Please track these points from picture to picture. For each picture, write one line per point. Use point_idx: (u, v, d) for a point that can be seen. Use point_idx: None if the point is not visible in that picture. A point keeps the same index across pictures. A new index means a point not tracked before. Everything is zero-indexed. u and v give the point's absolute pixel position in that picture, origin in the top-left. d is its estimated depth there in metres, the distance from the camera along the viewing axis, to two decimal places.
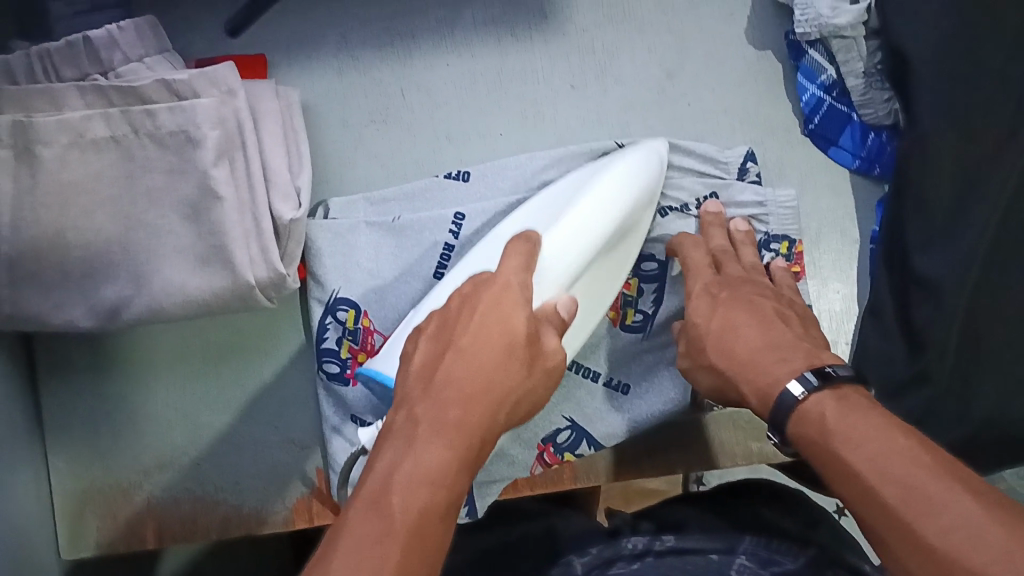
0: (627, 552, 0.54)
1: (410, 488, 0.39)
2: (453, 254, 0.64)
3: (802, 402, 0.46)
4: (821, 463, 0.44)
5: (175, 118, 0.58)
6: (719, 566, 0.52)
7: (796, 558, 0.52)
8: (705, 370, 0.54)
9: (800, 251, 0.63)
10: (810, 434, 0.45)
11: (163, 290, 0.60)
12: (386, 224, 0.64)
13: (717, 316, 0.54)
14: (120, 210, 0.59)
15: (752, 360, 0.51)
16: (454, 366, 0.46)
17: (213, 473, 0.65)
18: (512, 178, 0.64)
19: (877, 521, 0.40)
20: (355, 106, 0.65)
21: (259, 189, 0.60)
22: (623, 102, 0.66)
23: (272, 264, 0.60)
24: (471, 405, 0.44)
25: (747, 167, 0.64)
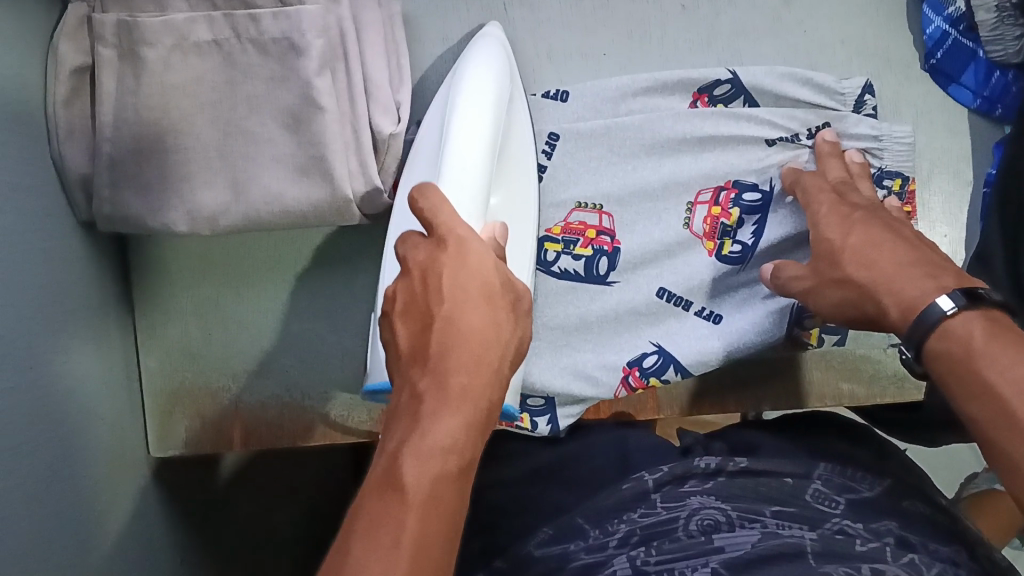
0: (698, 471, 0.53)
1: (420, 463, 0.35)
2: (547, 175, 0.63)
3: (950, 319, 0.44)
4: (963, 382, 0.43)
5: (279, 24, 0.57)
6: (793, 490, 0.51)
7: (873, 486, 0.51)
8: (829, 292, 0.52)
9: (913, 189, 0.61)
10: (953, 352, 0.44)
11: (259, 198, 0.60)
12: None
13: (850, 239, 0.52)
14: (220, 115, 0.59)
15: (895, 276, 0.48)
16: (442, 330, 0.38)
17: (301, 380, 0.65)
18: (611, 100, 0.63)
19: (1007, 441, 0.40)
20: (457, 19, 0.64)
21: (360, 102, 0.59)
22: (735, 28, 0.64)
23: (370, 178, 0.60)
24: (474, 368, 0.37)
25: (864, 99, 0.62)
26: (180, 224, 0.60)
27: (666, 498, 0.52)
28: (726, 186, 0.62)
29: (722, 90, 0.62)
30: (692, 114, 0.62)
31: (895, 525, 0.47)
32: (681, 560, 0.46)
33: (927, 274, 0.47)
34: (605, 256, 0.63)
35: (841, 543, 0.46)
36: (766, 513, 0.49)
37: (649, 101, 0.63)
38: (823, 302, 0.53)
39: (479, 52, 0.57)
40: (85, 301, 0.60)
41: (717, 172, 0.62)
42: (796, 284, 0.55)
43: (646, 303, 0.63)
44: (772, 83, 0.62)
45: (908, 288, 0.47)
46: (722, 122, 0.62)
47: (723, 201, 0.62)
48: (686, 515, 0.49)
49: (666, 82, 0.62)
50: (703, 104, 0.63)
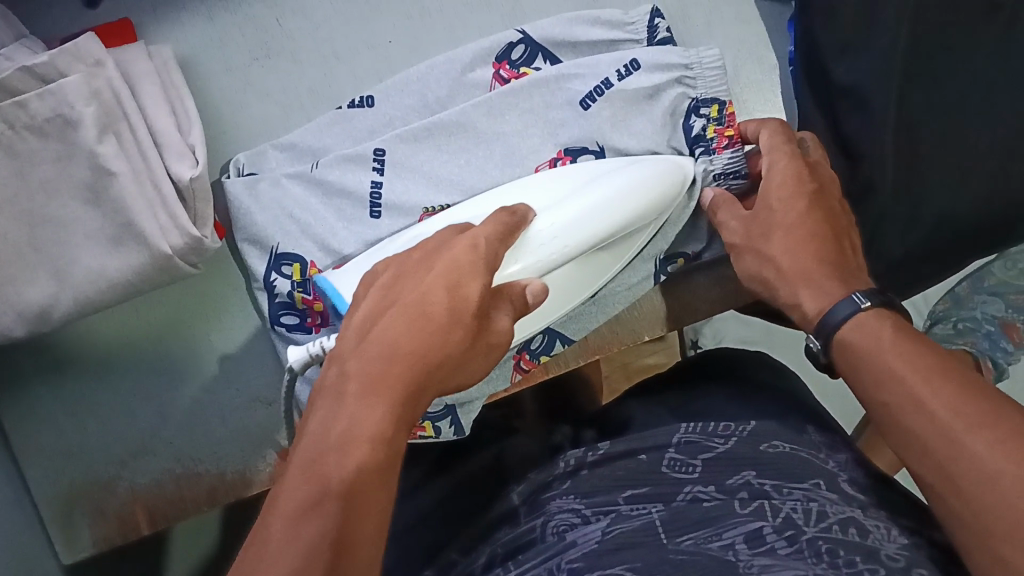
0: (561, 471, 0.58)
1: (345, 449, 0.39)
2: (383, 191, 0.61)
3: (862, 313, 0.49)
4: (856, 365, 0.48)
5: (47, 103, 0.55)
6: (650, 466, 0.55)
7: (727, 440, 0.56)
8: (756, 255, 0.55)
9: (731, 111, 0.59)
10: (864, 342, 0.48)
11: (85, 279, 0.59)
12: (308, 174, 0.61)
13: (789, 207, 0.54)
14: (19, 210, 0.56)
15: (816, 270, 0.52)
16: (404, 319, 0.44)
17: (189, 449, 0.64)
18: (416, 93, 0.62)
19: (926, 430, 0.44)
20: (235, 47, 0.63)
21: (152, 154, 0.58)
22: None
23: (186, 228, 0.58)
24: (394, 360, 0.42)
25: (656, 24, 0.61)
26: (16, 327, 0.59)
27: (530, 510, 0.55)
28: (558, 156, 0.60)
29: (517, 52, 0.62)
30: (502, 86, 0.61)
31: (751, 475, 0.52)
32: (539, 565, 0.48)
33: (828, 266, 0.52)
34: None
35: (690, 509, 0.50)
36: (619, 501, 0.53)
37: (455, 86, 0.62)
38: (749, 265, 0.56)
39: (659, 160, 0.57)
40: None
41: (546, 143, 0.60)
42: (729, 232, 0.57)
43: None
44: (563, 32, 0.61)
45: (829, 283, 0.51)
46: (533, 90, 0.60)
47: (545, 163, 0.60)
48: (543, 522, 0.53)
49: (462, 57, 0.61)
50: (506, 72, 0.62)
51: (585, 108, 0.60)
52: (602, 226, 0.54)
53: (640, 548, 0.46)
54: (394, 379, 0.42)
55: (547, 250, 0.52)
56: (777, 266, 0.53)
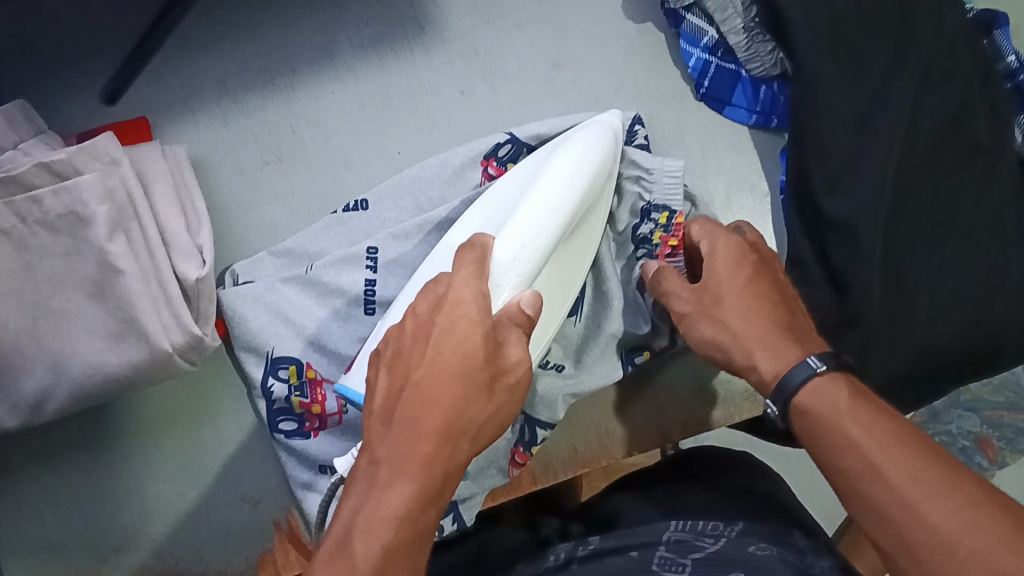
0: (551, 564, 0.57)
1: (370, 531, 0.42)
2: (377, 287, 0.62)
3: (818, 376, 0.47)
4: (814, 433, 0.47)
5: (61, 200, 0.56)
6: (641, 562, 0.55)
7: (715, 541, 0.55)
8: (711, 321, 0.53)
9: (680, 221, 0.61)
10: (821, 412, 0.46)
11: (82, 372, 0.59)
12: (303, 276, 0.62)
13: (738, 279, 0.53)
14: (24, 300, 0.57)
15: (768, 336, 0.51)
16: (423, 390, 0.44)
17: (171, 546, 0.64)
18: (409, 194, 0.63)
19: (885, 501, 0.42)
20: (247, 151, 0.65)
21: (160, 253, 0.59)
22: (514, 101, 0.65)
23: (187, 326, 0.59)
24: (425, 439, 0.43)
25: (635, 130, 0.63)
26: (9, 417, 0.59)
27: None
28: None
29: (505, 151, 0.63)
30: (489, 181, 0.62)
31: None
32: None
33: (784, 330, 0.51)
34: None
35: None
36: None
37: (445, 193, 0.63)
38: (703, 331, 0.53)
39: (587, 133, 0.57)
40: None
41: None
42: (678, 301, 0.55)
43: None
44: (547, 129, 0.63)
45: (789, 347, 0.50)
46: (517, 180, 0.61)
47: None
48: None
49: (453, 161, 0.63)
50: (494, 168, 0.63)
51: None
52: (557, 221, 0.53)
53: None
54: (428, 461, 0.43)
55: (514, 274, 0.51)
56: (735, 329, 0.52)
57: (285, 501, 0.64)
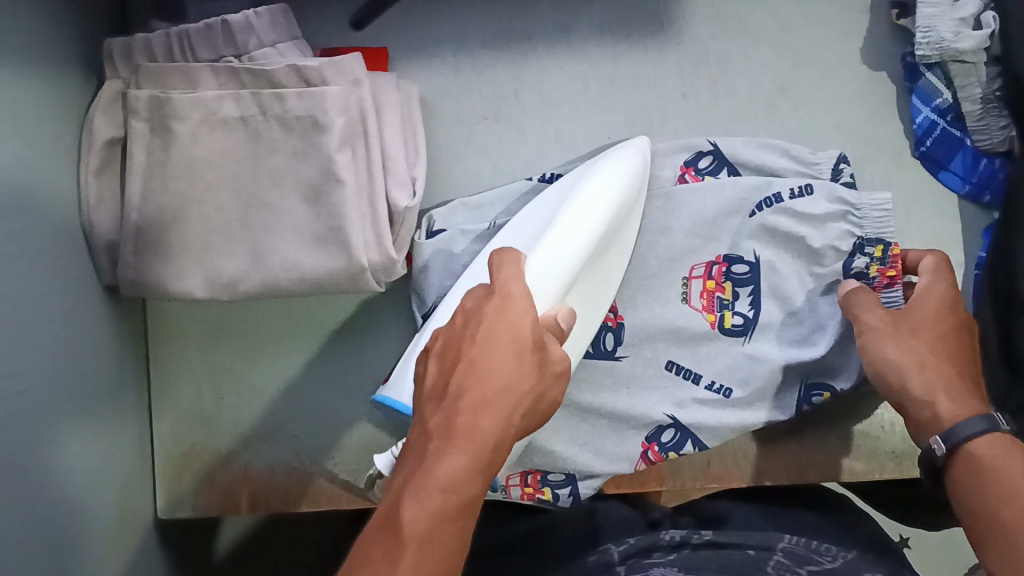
0: (665, 543, 0.58)
1: (418, 500, 0.39)
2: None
3: (975, 439, 0.50)
4: (976, 478, 0.49)
5: (304, 103, 0.60)
6: (756, 560, 0.55)
7: (833, 558, 0.55)
8: (901, 347, 0.55)
9: (897, 254, 0.60)
10: (977, 455, 0.50)
11: (279, 266, 0.62)
12: (482, 229, 0.65)
13: (941, 318, 0.56)
14: (243, 188, 0.61)
15: (941, 380, 0.53)
16: (482, 378, 0.43)
17: (309, 446, 0.67)
18: None
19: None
20: (469, 103, 0.67)
21: (378, 176, 0.62)
22: (733, 115, 0.66)
23: (386, 248, 0.62)
24: (482, 411, 0.42)
25: (841, 169, 0.63)
26: (200, 290, 0.62)
27: (630, 568, 0.55)
28: (717, 260, 0.64)
29: (706, 161, 0.64)
30: (684, 185, 0.64)
31: None
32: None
33: (960, 384, 0.53)
34: (610, 331, 0.64)
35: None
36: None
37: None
38: (888, 351, 0.55)
39: (625, 149, 0.60)
40: (113, 357, 0.62)
41: (708, 246, 0.63)
42: (869, 315, 0.57)
43: (656, 377, 0.64)
44: (753, 154, 0.64)
45: (964, 404, 0.52)
46: (711, 198, 0.63)
47: (717, 274, 0.63)
48: None
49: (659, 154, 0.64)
50: (690, 177, 0.64)
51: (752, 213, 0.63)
52: (595, 231, 0.55)
53: None
54: (474, 435, 0.41)
55: (550, 289, 0.52)
56: (922, 363, 0.54)
57: None
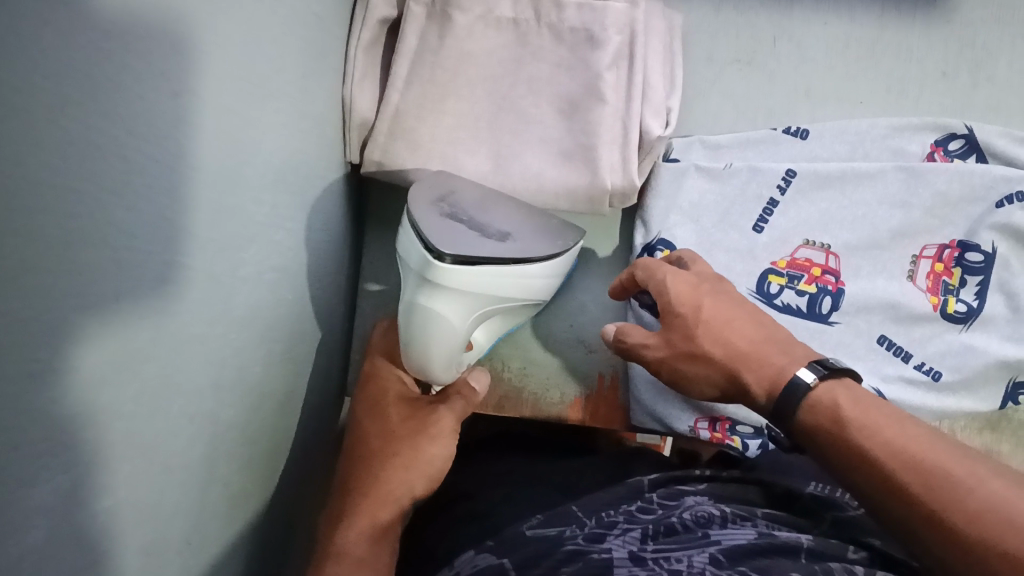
0: (696, 474, 0.58)
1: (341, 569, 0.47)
2: (776, 210, 0.65)
3: (812, 388, 0.47)
4: (822, 445, 0.47)
5: (582, 16, 0.60)
6: (783, 497, 0.56)
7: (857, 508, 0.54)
8: (685, 358, 0.53)
9: None
10: (821, 424, 0.47)
11: (519, 174, 0.62)
12: (716, 170, 0.65)
13: (694, 297, 0.54)
14: (498, 90, 0.62)
15: (753, 352, 0.51)
16: (387, 466, 0.53)
17: (504, 352, 0.68)
18: (849, 143, 0.65)
19: (908, 486, 0.42)
20: (722, 44, 0.67)
21: (635, 102, 0.61)
22: (989, 104, 0.65)
23: (629, 173, 0.62)
24: (373, 484, 0.52)
25: None
26: None
27: (665, 497, 0.55)
28: (950, 244, 0.64)
29: (956, 145, 0.64)
30: (931, 163, 0.64)
31: (877, 544, 0.50)
32: (676, 551, 0.49)
33: (757, 346, 0.51)
34: (827, 295, 0.64)
35: (829, 560, 0.48)
36: (757, 515, 0.53)
37: (876, 151, 0.65)
38: (689, 372, 0.53)
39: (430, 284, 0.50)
40: (341, 232, 0.63)
41: (946, 229, 0.64)
42: (650, 350, 0.56)
43: (865, 348, 0.63)
44: (1007, 146, 0.63)
45: (770, 358, 0.50)
46: (957, 180, 0.63)
47: (947, 258, 0.64)
48: (680, 511, 0.53)
49: (907, 129, 0.64)
50: (937, 156, 0.64)
51: (998, 206, 0.62)
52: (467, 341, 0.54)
53: (790, 561, 0.47)
54: (375, 501, 0.51)
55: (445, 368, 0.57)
56: (722, 372, 0.52)
57: (612, 361, 0.68)
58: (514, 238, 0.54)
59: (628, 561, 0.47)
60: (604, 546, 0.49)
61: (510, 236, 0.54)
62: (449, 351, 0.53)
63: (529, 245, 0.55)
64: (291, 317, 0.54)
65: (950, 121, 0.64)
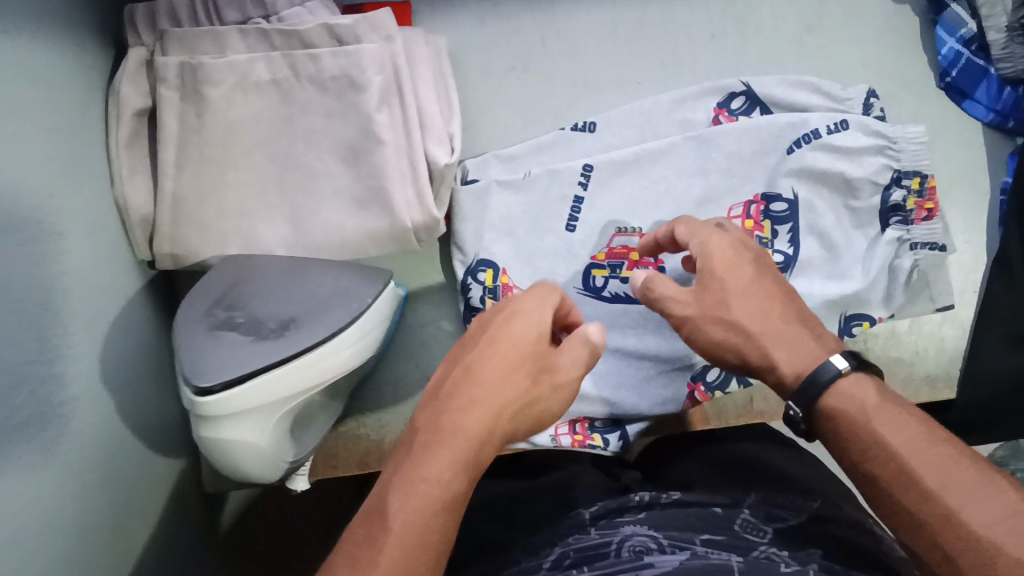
0: (633, 503, 0.55)
1: (399, 542, 0.38)
2: (583, 206, 0.66)
3: (842, 377, 0.45)
4: (843, 437, 0.44)
5: (338, 62, 0.59)
6: (723, 519, 0.53)
7: (798, 515, 0.53)
8: (467, 372, 0.45)
9: (934, 185, 0.63)
10: (848, 412, 0.45)
11: (319, 232, 0.61)
12: (517, 181, 0.65)
13: (738, 273, 0.51)
14: (278, 151, 0.61)
15: (785, 329, 0.49)
16: (463, 412, 0.43)
17: (356, 409, 0.67)
18: (637, 126, 0.66)
19: (918, 493, 0.41)
20: (497, 55, 0.67)
21: (415, 134, 0.60)
22: (761, 54, 0.67)
23: (428, 207, 0.61)
24: (450, 433, 0.42)
25: (870, 103, 0.64)
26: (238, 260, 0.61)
27: (602, 527, 0.53)
28: (756, 199, 0.65)
29: (738, 103, 0.66)
30: (717, 127, 0.65)
31: (820, 553, 0.49)
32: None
33: (795, 325, 0.49)
34: None
35: (766, 565, 0.46)
36: (695, 541, 0.50)
37: (662, 125, 0.66)
38: (710, 335, 0.51)
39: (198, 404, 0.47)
40: (149, 336, 0.61)
41: (748, 186, 0.65)
42: (675, 306, 0.53)
43: None
44: (784, 92, 0.65)
45: (807, 342, 0.48)
46: (746, 139, 0.64)
47: (755, 214, 0.64)
48: (618, 540, 0.51)
49: (689, 98, 0.65)
50: (723, 118, 0.66)
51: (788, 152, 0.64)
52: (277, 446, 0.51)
53: None
54: (441, 457, 0.41)
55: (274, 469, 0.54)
56: (741, 338, 0.50)
57: None
58: (301, 325, 0.50)
59: None
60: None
61: (297, 321, 0.50)
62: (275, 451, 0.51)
63: (320, 324, 0.50)
64: (98, 438, 0.51)
65: (728, 82, 0.65)
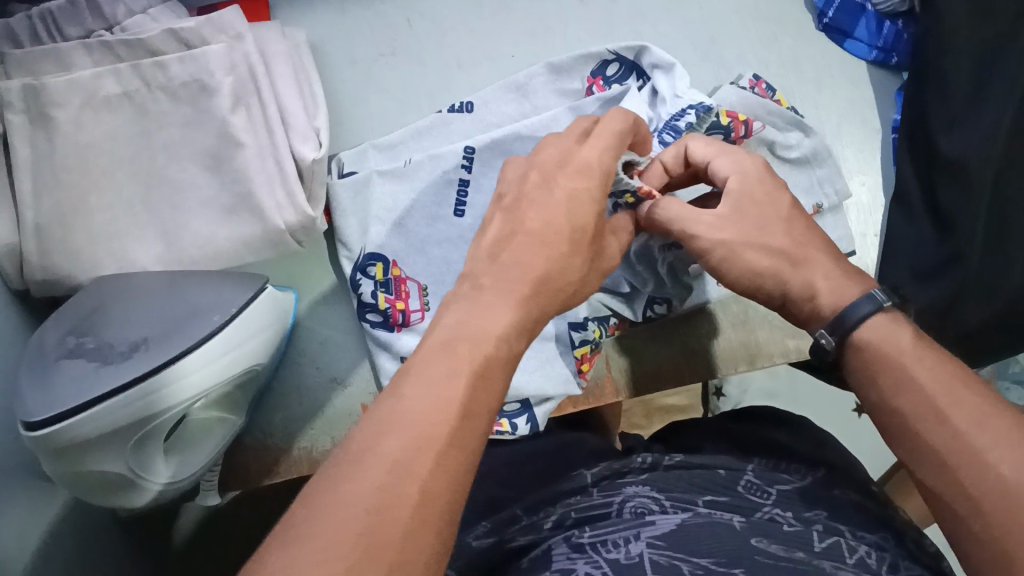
0: (636, 466, 0.57)
1: (404, 475, 0.35)
2: (471, 189, 0.63)
3: (884, 309, 0.46)
4: (875, 367, 0.45)
5: (187, 68, 0.58)
6: (727, 480, 0.53)
7: (802, 477, 0.53)
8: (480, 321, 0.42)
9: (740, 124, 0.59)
10: (883, 347, 0.45)
11: (192, 245, 0.60)
12: (397, 170, 0.63)
13: (777, 203, 0.50)
14: (139, 167, 0.59)
15: (806, 256, 0.49)
16: (473, 337, 0.41)
17: (260, 420, 0.64)
18: (514, 100, 0.64)
19: (940, 437, 0.41)
20: (362, 42, 0.66)
21: (278, 131, 0.60)
22: (631, 11, 0.67)
23: (301, 207, 0.60)
24: (470, 370, 0.39)
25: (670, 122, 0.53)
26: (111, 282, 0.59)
27: (604, 488, 0.54)
28: None
29: (612, 69, 0.64)
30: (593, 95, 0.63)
31: (825, 514, 0.48)
32: (615, 533, 0.47)
33: (846, 266, 0.49)
34: None
35: (768, 525, 0.47)
36: (698, 503, 0.50)
37: (537, 98, 0.64)
38: (749, 258, 0.50)
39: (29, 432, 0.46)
40: None
41: None
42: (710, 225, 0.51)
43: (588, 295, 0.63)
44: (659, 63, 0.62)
45: (848, 283, 0.48)
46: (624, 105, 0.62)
47: None
48: (620, 500, 0.51)
49: (563, 65, 0.63)
50: (598, 86, 0.64)
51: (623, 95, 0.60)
52: (130, 470, 0.50)
53: (724, 543, 0.45)
54: (456, 393, 0.38)
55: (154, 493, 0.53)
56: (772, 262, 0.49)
57: (369, 387, 0.65)
58: (150, 347, 0.50)
59: (566, 552, 0.47)
60: (540, 551, 0.48)
61: (147, 343, 0.50)
62: (136, 478, 0.51)
63: (168, 346, 0.50)
64: None
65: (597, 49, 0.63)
